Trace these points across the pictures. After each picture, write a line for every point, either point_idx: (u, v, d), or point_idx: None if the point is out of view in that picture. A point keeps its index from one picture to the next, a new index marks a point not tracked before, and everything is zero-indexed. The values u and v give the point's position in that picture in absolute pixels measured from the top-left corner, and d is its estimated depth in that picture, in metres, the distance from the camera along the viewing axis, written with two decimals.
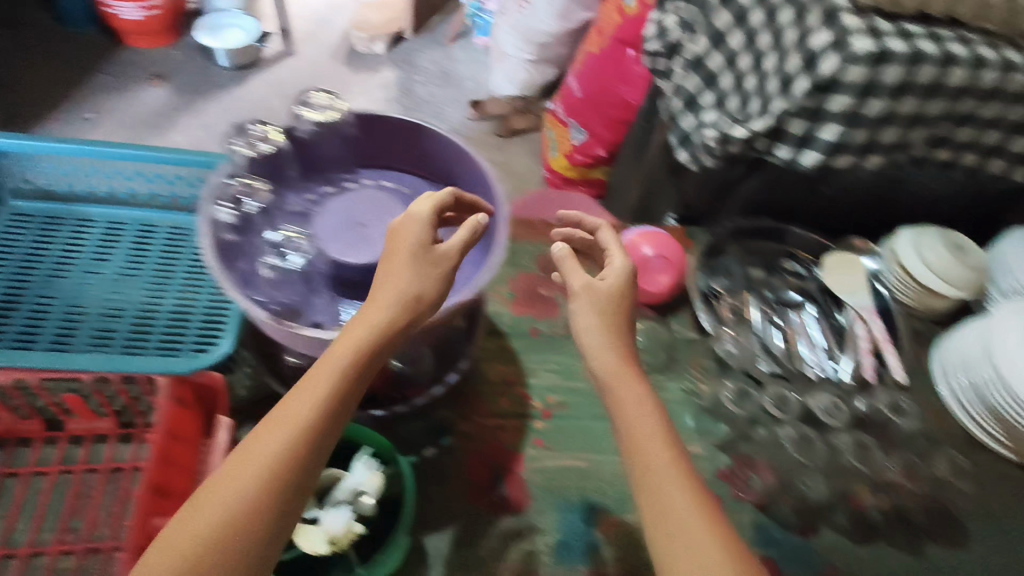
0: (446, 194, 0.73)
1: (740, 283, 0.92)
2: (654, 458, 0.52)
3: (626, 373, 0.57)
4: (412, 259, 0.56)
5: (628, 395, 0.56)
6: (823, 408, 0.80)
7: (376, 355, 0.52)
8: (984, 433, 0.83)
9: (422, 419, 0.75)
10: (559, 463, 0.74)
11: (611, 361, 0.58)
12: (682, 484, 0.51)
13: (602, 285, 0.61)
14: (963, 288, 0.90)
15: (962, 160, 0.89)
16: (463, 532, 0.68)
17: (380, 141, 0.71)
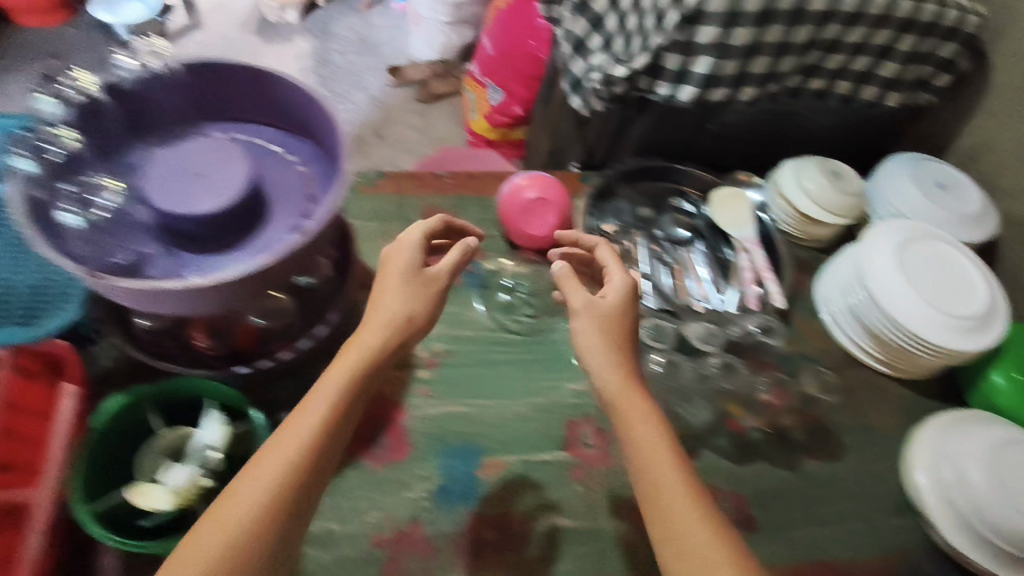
0: (301, 145, 0.68)
1: (631, 223, 0.92)
2: (664, 474, 0.51)
3: (636, 395, 0.55)
4: (400, 283, 0.59)
5: (634, 412, 0.54)
6: (698, 335, 0.82)
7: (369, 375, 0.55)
8: (864, 352, 0.86)
9: (298, 377, 0.72)
10: (443, 409, 0.74)
11: (619, 384, 0.55)
12: (692, 506, 0.49)
13: (604, 301, 0.60)
14: (843, 213, 0.93)
15: (835, 88, 0.92)
16: (342, 483, 0.68)
17: (219, 93, 0.66)
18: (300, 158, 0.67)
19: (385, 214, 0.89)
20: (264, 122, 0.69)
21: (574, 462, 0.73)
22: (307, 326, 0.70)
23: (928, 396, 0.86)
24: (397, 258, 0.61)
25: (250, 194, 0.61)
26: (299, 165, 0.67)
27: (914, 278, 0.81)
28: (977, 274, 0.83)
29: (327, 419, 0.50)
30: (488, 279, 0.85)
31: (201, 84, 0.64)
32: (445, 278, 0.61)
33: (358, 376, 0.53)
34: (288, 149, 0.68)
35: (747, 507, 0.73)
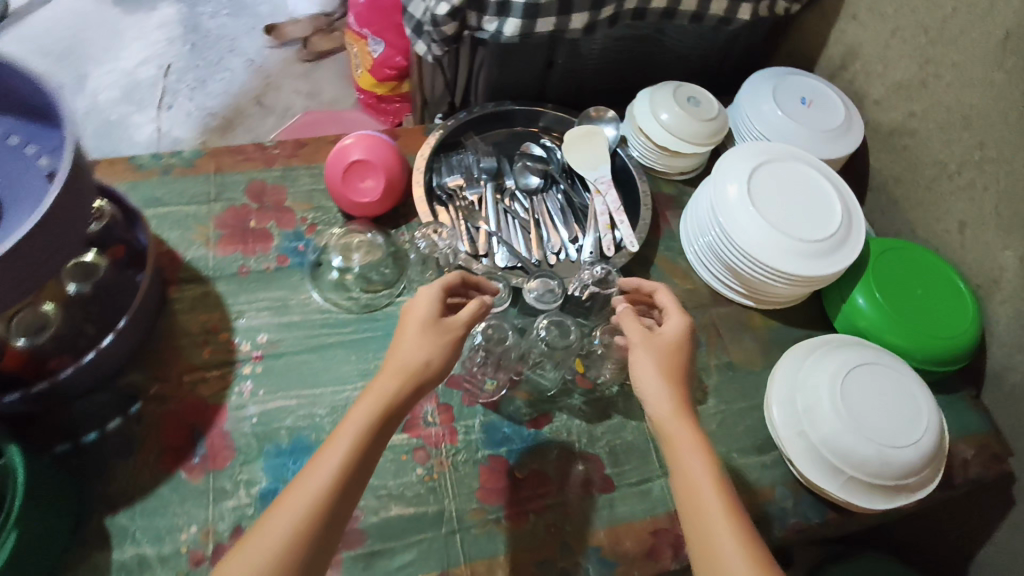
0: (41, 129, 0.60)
1: (478, 175, 0.85)
2: (699, 486, 0.51)
3: (683, 418, 0.55)
4: (419, 331, 0.58)
5: (680, 438, 0.54)
6: (535, 294, 0.72)
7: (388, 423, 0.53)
8: (727, 287, 0.83)
9: (108, 389, 0.66)
10: (272, 405, 0.68)
11: (665, 408, 0.56)
12: (726, 522, 0.49)
13: (661, 338, 0.60)
14: (703, 141, 0.88)
15: (680, 6, 0.85)
16: (156, 500, 0.62)
17: None
18: (43, 149, 0.60)
19: (202, 197, 0.79)
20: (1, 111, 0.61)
21: (414, 445, 0.69)
22: (98, 336, 0.63)
23: (793, 324, 0.84)
24: (417, 307, 0.61)
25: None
26: (41, 157, 0.59)
27: (788, 208, 0.78)
28: (833, 194, 0.80)
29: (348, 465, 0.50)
30: (320, 255, 0.77)
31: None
32: (459, 326, 0.60)
33: (376, 422, 0.52)
34: (29, 141, 0.60)
35: (602, 467, 0.71)
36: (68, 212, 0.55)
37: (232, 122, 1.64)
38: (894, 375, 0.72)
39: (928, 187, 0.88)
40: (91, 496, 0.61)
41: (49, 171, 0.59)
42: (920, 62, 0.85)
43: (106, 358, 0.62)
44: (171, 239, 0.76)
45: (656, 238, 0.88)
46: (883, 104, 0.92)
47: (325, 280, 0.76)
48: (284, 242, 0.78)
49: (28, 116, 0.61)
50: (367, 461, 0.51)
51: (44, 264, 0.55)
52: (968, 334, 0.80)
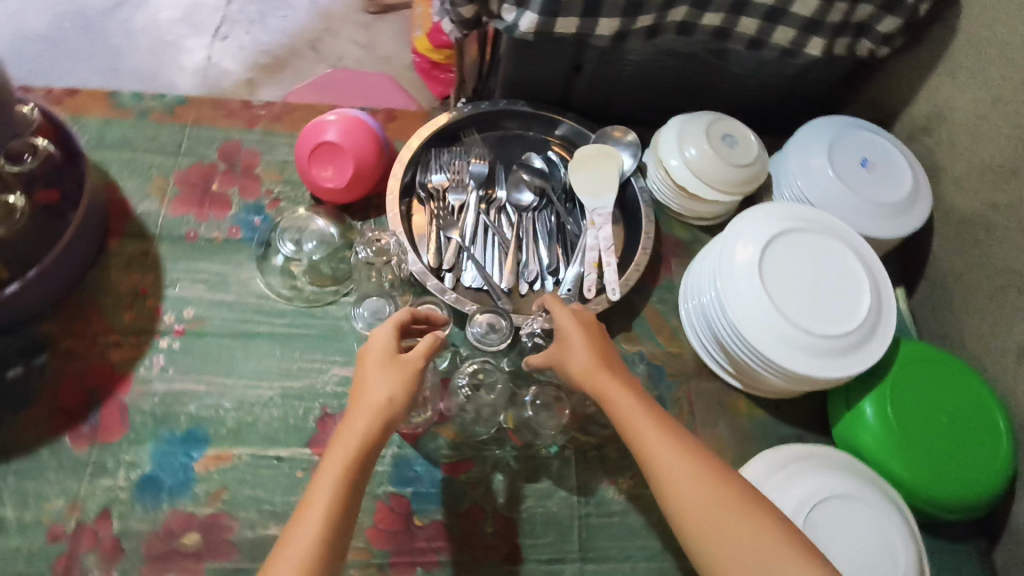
0: None
1: (466, 179, 0.76)
2: (651, 446, 0.49)
3: (603, 368, 0.55)
4: (378, 373, 0.51)
5: (612, 388, 0.53)
6: (476, 330, 0.65)
7: (369, 463, 0.47)
8: (717, 363, 0.73)
9: (20, 334, 0.64)
10: (178, 387, 0.64)
11: (591, 367, 0.55)
12: (690, 471, 0.47)
13: (564, 313, 0.59)
14: (729, 189, 0.76)
15: (736, 27, 0.72)
16: (32, 462, 0.59)
17: None
18: None
19: (171, 147, 0.75)
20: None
21: (313, 462, 0.63)
22: (8, 282, 0.60)
23: (781, 418, 0.73)
24: (372, 347, 0.53)
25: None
26: None
27: (815, 279, 0.67)
28: (853, 260, 0.68)
29: (334, 507, 0.44)
30: (270, 237, 0.71)
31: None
32: (418, 358, 0.52)
33: (350, 475, 0.46)
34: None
35: (513, 535, 0.63)
36: None
37: (281, 63, 1.59)
38: (874, 516, 0.60)
39: (991, 294, 0.73)
40: None
41: None
42: (1017, 144, 0.70)
43: (12, 305, 0.60)
44: (128, 187, 0.72)
45: (651, 286, 0.78)
46: (961, 185, 0.77)
47: (271, 265, 0.70)
48: (242, 213, 0.73)
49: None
50: (355, 506, 0.46)
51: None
52: (987, 492, 0.66)
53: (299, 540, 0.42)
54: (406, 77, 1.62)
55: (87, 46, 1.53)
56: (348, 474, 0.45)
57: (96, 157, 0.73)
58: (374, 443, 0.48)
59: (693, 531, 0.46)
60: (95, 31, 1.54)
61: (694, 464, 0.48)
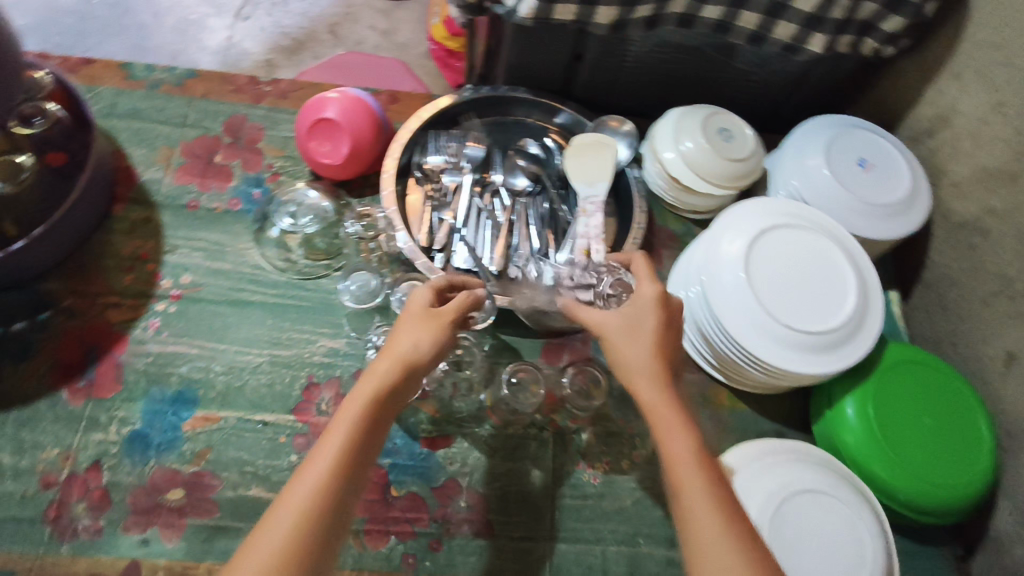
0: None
1: (462, 161, 0.77)
2: (689, 477, 0.46)
3: (662, 384, 0.50)
4: (410, 320, 0.52)
5: (663, 409, 0.49)
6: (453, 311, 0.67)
7: (386, 414, 0.48)
8: (698, 354, 0.73)
9: (25, 290, 0.66)
10: (171, 348, 0.66)
11: (648, 374, 0.50)
12: (722, 540, 0.43)
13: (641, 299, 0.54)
14: (723, 184, 0.76)
15: (737, 21, 0.72)
16: (30, 413, 0.62)
17: None
18: None
19: (178, 119, 0.77)
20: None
21: (296, 429, 0.64)
22: (14, 239, 0.63)
23: (763, 414, 0.73)
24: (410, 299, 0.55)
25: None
26: None
27: (815, 279, 0.67)
28: (844, 268, 0.68)
29: (343, 462, 0.44)
30: (268, 211, 0.74)
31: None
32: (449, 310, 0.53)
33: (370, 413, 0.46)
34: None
35: (486, 511, 0.64)
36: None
37: (301, 45, 1.61)
38: (840, 508, 0.60)
39: (984, 299, 0.72)
40: None
41: None
42: (1019, 148, 0.69)
43: (18, 261, 0.62)
44: (135, 155, 0.75)
45: None
46: (960, 189, 0.76)
47: (267, 237, 0.73)
48: (241, 185, 0.75)
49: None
50: (364, 464, 0.45)
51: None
52: (968, 494, 0.65)
53: (300, 491, 0.42)
54: (422, 64, 1.63)
55: (114, 21, 1.56)
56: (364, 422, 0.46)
57: (105, 125, 0.76)
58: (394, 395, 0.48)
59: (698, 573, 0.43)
60: (122, 7, 1.58)
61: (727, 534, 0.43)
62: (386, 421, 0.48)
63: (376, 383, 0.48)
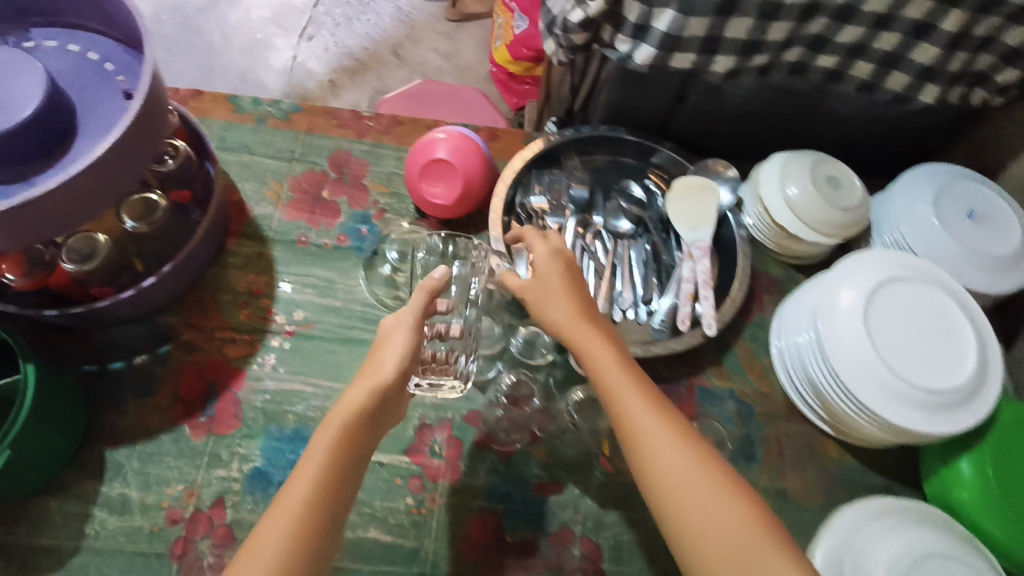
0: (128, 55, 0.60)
1: (565, 203, 0.78)
2: (628, 399, 0.50)
3: (584, 322, 0.55)
4: (389, 341, 0.53)
5: (587, 341, 0.54)
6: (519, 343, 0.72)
7: (370, 427, 0.49)
8: (800, 398, 0.73)
9: (145, 324, 0.67)
10: (288, 386, 0.67)
11: (566, 316, 0.56)
12: (679, 451, 0.48)
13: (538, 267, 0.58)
14: (829, 232, 0.76)
15: (850, 70, 0.72)
16: (154, 447, 0.63)
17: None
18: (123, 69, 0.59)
19: (286, 154, 0.78)
20: (100, 31, 0.61)
21: (412, 471, 0.65)
22: (142, 275, 0.64)
23: (872, 467, 0.72)
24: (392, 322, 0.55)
25: (49, 102, 0.53)
26: (121, 76, 0.59)
27: (906, 327, 0.66)
28: (960, 322, 0.67)
29: (324, 479, 0.45)
30: (380, 246, 0.75)
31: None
32: (411, 313, 0.54)
33: (347, 439, 0.47)
34: (111, 59, 0.60)
35: (600, 561, 0.63)
36: (136, 149, 0.53)
37: (364, 66, 1.64)
38: None
39: None
40: (101, 424, 0.63)
41: (125, 89, 0.59)
42: None
43: (147, 297, 0.64)
44: (247, 190, 0.76)
45: (742, 322, 0.78)
46: None
47: (377, 274, 0.73)
48: (350, 222, 0.76)
49: (125, 44, 0.61)
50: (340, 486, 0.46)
51: (107, 185, 0.53)
52: None
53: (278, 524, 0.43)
54: (483, 86, 1.65)
55: (185, 39, 1.61)
56: (342, 446, 0.46)
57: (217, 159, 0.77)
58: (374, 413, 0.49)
59: (659, 484, 0.47)
60: (192, 26, 1.62)
61: (662, 419, 0.49)
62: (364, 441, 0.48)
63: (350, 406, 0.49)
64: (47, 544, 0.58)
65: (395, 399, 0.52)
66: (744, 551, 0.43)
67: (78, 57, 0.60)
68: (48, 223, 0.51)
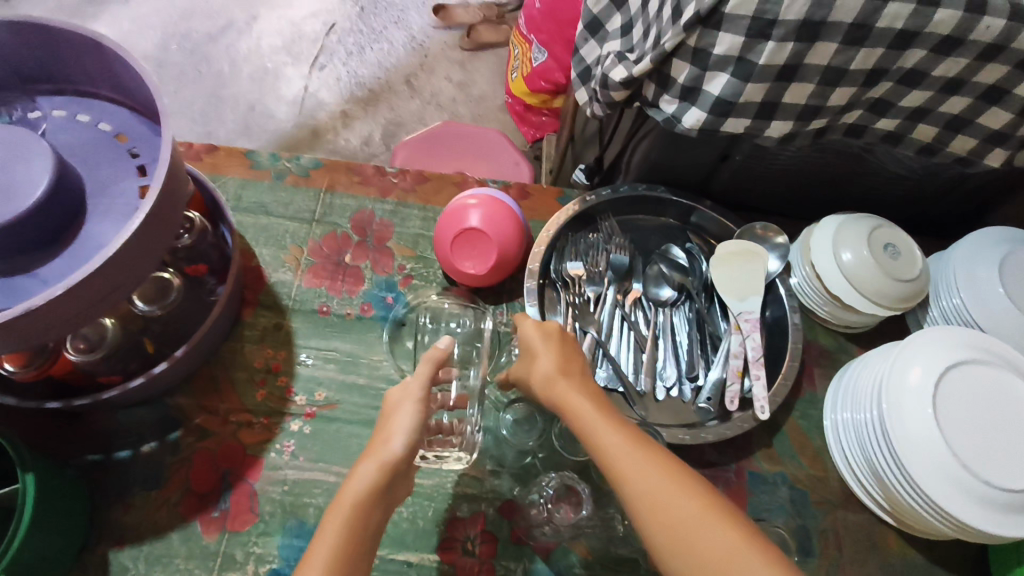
0: (140, 127, 0.56)
1: (604, 270, 0.73)
2: (610, 449, 0.47)
3: (563, 376, 0.53)
4: (396, 415, 0.49)
5: (568, 393, 0.51)
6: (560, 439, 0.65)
7: (378, 511, 0.45)
8: (850, 474, 0.68)
9: (154, 407, 0.62)
10: (307, 475, 0.62)
11: (548, 370, 0.53)
12: (670, 491, 0.43)
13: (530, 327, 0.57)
14: (886, 304, 0.70)
15: (911, 133, 0.67)
16: (163, 547, 0.57)
17: (55, 64, 0.55)
18: (137, 141, 0.55)
19: (305, 215, 0.74)
20: (113, 99, 0.57)
21: (443, 571, 0.60)
22: (153, 359, 0.60)
23: (938, 562, 0.66)
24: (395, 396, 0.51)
25: (55, 186, 0.48)
26: (135, 149, 0.55)
27: (973, 413, 0.61)
28: None
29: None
30: (405, 316, 0.69)
31: (18, 41, 0.52)
32: (416, 385, 0.51)
33: (354, 530, 0.43)
34: (123, 130, 0.56)
35: None
36: (152, 240, 0.49)
37: (377, 96, 1.60)
38: None
39: None
40: (105, 522, 0.58)
41: (141, 164, 0.55)
42: None
43: (157, 383, 0.59)
44: (264, 255, 0.71)
45: (792, 398, 0.73)
46: None
47: (402, 348, 0.68)
48: (374, 289, 0.71)
49: (139, 113, 0.57)
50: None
51: (122, 279, 0.48)
52: None
53: None
54: (499, 117, 1.61)
55: (194, 70, 1.57)
56: (351, 532, 0.43)
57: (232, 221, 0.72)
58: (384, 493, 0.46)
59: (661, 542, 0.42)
60: (202, 55, 1.59)
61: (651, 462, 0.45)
62: (372, 528, 0.45)
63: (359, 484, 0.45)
64: None
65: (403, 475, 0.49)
66: (740, 563, 0.39)
67: (89, 128, 0.56)
68: (57, 323, 0.46)
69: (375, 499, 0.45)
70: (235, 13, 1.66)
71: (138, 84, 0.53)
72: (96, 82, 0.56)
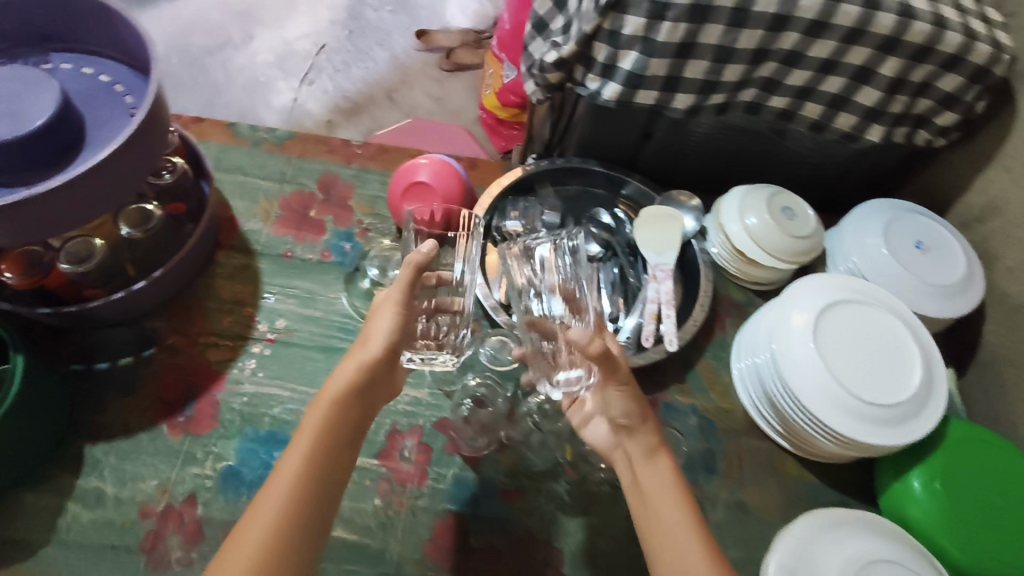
0: (134, 79, 0.66)
1: (538, 226, 0.83)
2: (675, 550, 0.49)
3: (653, 464, 0.54)
4: (379, 314, 0.56)
5: (651, 485, 0.53)
6: (488, 354, 0.75)
7: (356, 402, 0.51)
8: (758, 414, 0.76)
9: (132, 328, 0.71)
10: (266, 389, 0.69)
11: (637, 455, 0.55)
12: None
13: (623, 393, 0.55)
14: (786, 259, 0.80)
15: (801, 111, 0.78)
16: (133, 444, 0.65)
17: (65, 24, 0.65)
18: (130, 89, 0.65)
19: (277, 176, 0.84)
20: (113, 56, 0.67)
21: (381, 474, 0.67)
22: (134, 279, 0.69)
23: (829, 483, 0.74)
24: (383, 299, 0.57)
25: (61, 114, 0.58)
26: (128, 96, 0.65)
27: (855, 348, 0.70)
28: (919, 361, 0.70)
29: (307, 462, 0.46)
30: (360, 262, 0.79)
31: (35, 3, 0.63)
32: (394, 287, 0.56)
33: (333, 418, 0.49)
34: (120, 81, 0.66)
35: (562, 567, 0.64)
36: (135, 160, 0.57)
37: (360, 108, 1.73)
38: None
39: None
40: (82, 421, 0.65)
41: (132, 108, 0.64)
42: None
43: (136, 300, 0.67)
44: (237, 207, 0.80)
45: (705, 342, 0.82)
46: (1016, 273, 0.78)
47: (357, 287, 0.77)
48: (334, 239, 0.80)
49: (133, 68, 0.67)
50: (330, 465, 0.47)
51: (107, 193, 0.57)
52: None
53: (266, 504, 0.44)
54: (473, 129, 1.73)
55: (190, 79, 1.70)
56: (331, 418, 0.48)
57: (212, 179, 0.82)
58: (360, 387, 0.51)
59: None
60: (200, 67, 1.72)
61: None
62: (351, 419, 0.50)
63: (338, 383, 0.50)
64: (22, 535, 0.59)
65: (386, 374, 0.54)
66: None
67: (91, 79, 0.66)
68: (43, 227, 0.54)
69: (352, 391, 0.51)
70: (233, 31, 1.80)
71: (134, 40, 0.63)
72: (98, 42, 0.67)
